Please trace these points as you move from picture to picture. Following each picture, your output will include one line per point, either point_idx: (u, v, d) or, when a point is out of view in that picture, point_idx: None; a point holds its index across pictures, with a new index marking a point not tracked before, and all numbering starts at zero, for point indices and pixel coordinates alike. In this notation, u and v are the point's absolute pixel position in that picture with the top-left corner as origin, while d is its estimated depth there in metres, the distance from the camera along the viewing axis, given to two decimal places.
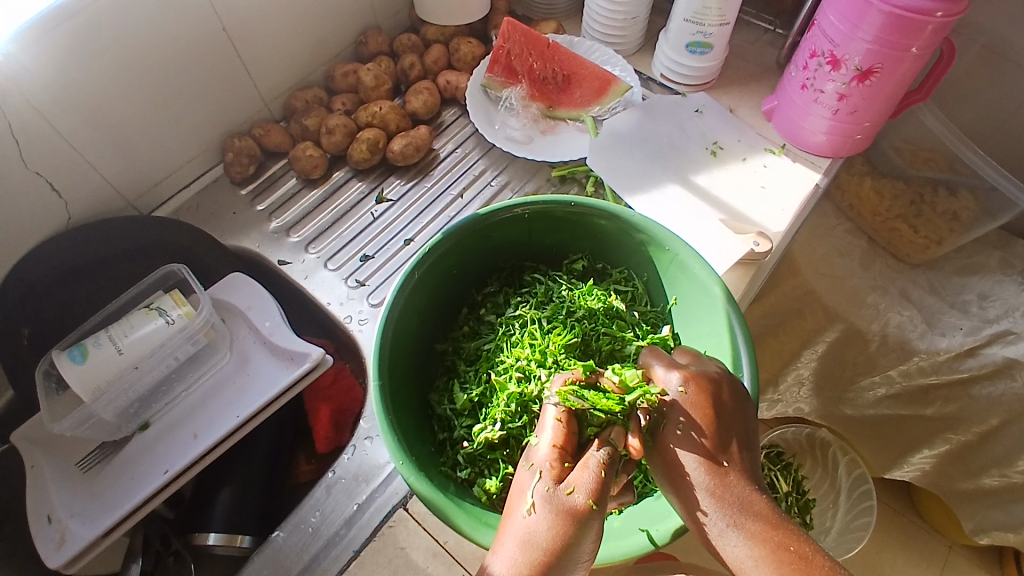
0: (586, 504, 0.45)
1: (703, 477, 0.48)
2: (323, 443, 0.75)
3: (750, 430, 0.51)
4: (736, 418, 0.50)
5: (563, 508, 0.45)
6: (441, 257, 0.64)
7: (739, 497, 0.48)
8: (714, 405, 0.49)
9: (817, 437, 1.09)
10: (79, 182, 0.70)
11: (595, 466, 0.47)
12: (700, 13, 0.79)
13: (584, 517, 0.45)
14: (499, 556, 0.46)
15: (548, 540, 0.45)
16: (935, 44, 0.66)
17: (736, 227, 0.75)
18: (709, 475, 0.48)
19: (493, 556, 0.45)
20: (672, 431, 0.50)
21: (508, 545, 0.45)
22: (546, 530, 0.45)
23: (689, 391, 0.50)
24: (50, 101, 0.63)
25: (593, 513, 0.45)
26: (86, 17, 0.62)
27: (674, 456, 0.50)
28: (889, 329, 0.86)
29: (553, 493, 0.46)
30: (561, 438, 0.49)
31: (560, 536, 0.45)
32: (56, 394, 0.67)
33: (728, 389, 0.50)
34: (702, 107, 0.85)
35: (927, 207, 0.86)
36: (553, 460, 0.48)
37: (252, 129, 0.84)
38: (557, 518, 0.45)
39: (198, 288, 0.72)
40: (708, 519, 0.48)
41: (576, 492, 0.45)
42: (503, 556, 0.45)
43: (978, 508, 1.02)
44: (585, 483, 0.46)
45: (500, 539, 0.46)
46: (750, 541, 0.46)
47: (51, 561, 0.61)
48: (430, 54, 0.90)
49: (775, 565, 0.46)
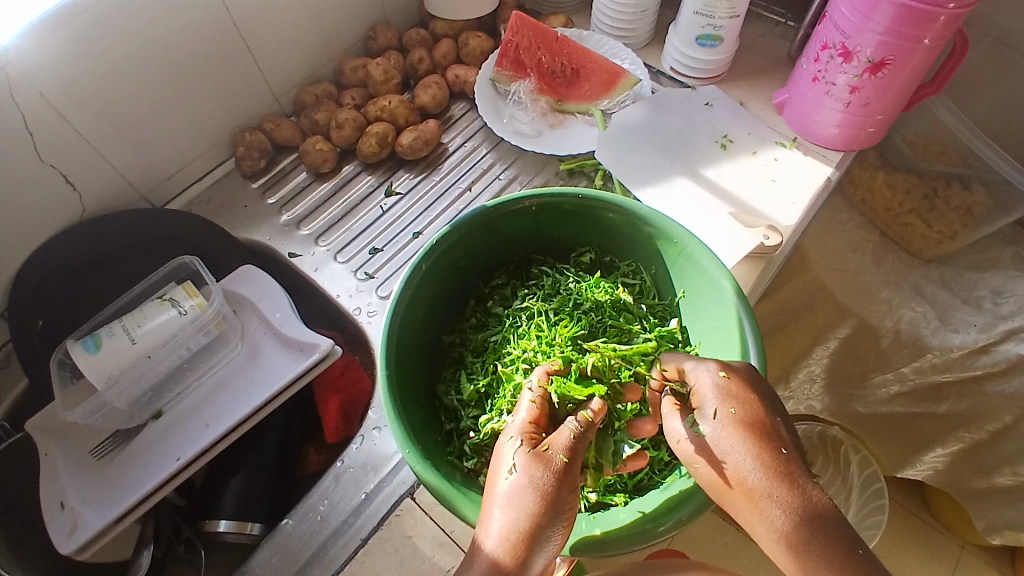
0: (562, 459, 0.47)
1: (765, 466, 0.45)
2: (332, 434, 0.75)
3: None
4: (776, 407, 0.49)
5: (540, 466, 0.46)
6: (449, 249, 0.64)
7: (806, 486, 0.44)
8: (755, 388, 0.48)
9: (829, 435, 1.12)
10: (92, 175, 0.72)
11: (570, 428, 0.49)
12: (709, 6, 0.79)
13: (562, 473, 0.46)
14: (493, 524, 0.45)
15: (531, 499, 0.45)
16: (948, 35, 0.65)
17: (746, 221, 0.74)
18: (766, 462, 0.45)
19: (485, 523, 0.45)
20: (720, 427, 0.47)
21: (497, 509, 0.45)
22: (529, 486, 0.45)
23: (729, 376, 0.49)
24: (64, 94, 0.64)
25: (568, 467, 0.47)
26: (98, 12, 0.63)
27: (727, 447, 0.46)
28: (902, 326, 0.85)
29: (532, 452, 0.47)
30: (534, 415, 0.51)
31: (542, 492, 0.45)
32: (71, 383, 0.68)
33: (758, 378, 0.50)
34: (713, 100, 0.85)
35: (940, 200, 0.85)
36: (529, 427, 0.50)
37: (263, 124, 0.85)
38: (536, 475, 0.46)
39: (210, 280, 0.72)
40: (779, 515, 0.43)
41: (552, 449, 0.47)
42: (495, 520, 0.45)
43: (991, 507, 1.01)
44: (559, 442, 0.48)
45: (489, 508, 0.46)
46: (827, 532, 0.42)
47: (63, 548, 0.63)
48: (439, 48, 0.90)
49: (856, 559, 0.41)
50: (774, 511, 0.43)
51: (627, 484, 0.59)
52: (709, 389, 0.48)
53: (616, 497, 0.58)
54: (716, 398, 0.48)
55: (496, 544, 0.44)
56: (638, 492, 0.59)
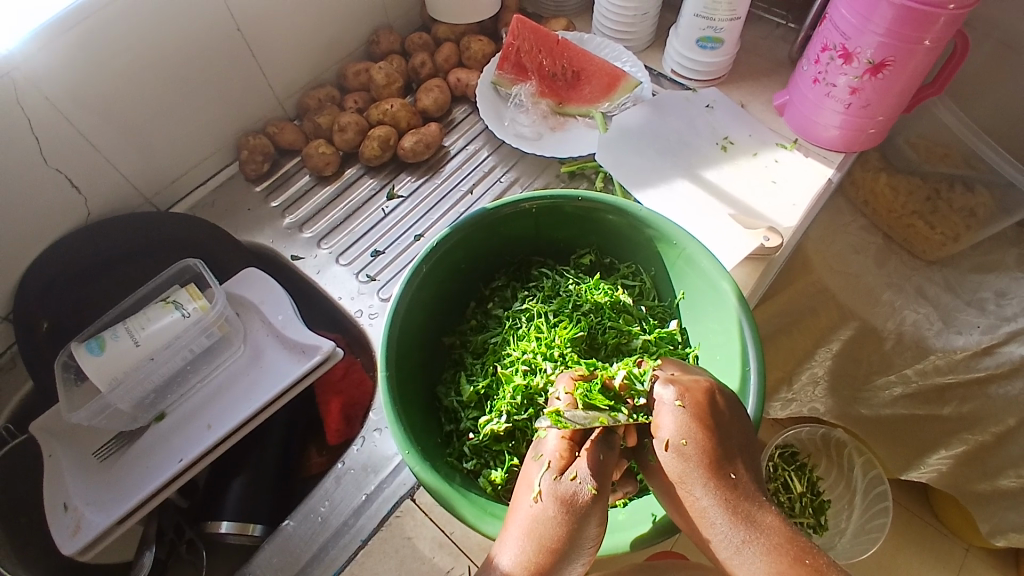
0: (589, 492, 0.47)
1: (714, 494, 0.49)
2: (333, 435, 0.76)
3: (747, 428, 0.51)
4: (732, 428, 0.50)
5: (568, 496, 0.47)
6: (449, 252, 0.64)
7: (750, 510, 0.48)
8: (710, 413, 0.49)
9: (832, 437, 1.06)
10: (97, 178, 0.72)
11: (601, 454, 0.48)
12: (710, 9, 0.79)
13: (587, 504, 0.47)
14: (508, 548, 0.47)
15: (553, 530, 0.46)
16: (948, 36, 0.65)
17: (746, 222, 0.74)
18: (715, 490, 0.49)
19: (500, 547, 0.47)
20: (676, 456, 0.50)
21: (516, 535, 0.47)
22: (553, 516, 0.47)
23: (685, 405, 0.50)
24: (70, 99, 0.65)
25: (594, 500, 0.47)
26: (104, 17, 0.64)
27: (678, 477, 0.49)
28: (905, 327, 0.86)
29: (561, 482, 0.47)
30: (569, 430, 0.50)
31: (566, 522, 0.46)
32: (75, 385, 0.69)
33: (721, 398, 0.50)
34: (713, 102, 0.85)
35: (943, 203, 0.84)
36: (562, 449, 0.49)
37: (267, 127, 0.85)
38: (561, 508, 0.47)
39: (213, 282, 0.73)
40: (723, 537, 0.48)
41: (580, 478, 0.47)
42: (511, 546, 0.46)
43: (997, 511, 1.00)
44: (587, 470, 0.48)
45: (508, 530, 0.48)
46: (765, 555, 0.46)
47: (66, 548, 0.63)
48: (441, 52, 0.91)
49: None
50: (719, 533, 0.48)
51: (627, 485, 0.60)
52: (670, 417, 0.50)
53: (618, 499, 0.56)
54: (675, 427, 0.50)
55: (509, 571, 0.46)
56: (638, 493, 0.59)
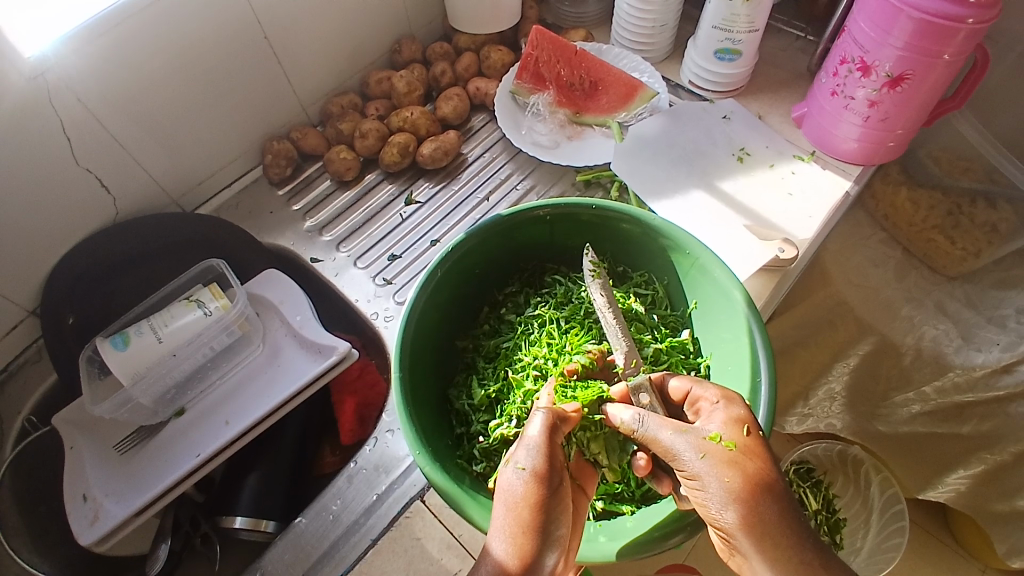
0: (524, 472, 0.48)
1: (769, 458, 0.48)
2: (347, 435, 0.77)
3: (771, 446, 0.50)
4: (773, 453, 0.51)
5: (516, 477, 0.48)
6: (465, 256, 0.65)
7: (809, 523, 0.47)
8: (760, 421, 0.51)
9: (849, 454, 1.04)
10: (126, 178, 0.75)
11: (539, 429, 0.51)
12: (728, 20, 0.80)
13: (529, 486, 0.48)
14: (499, 537, 0.47)
15: (524, 508, 0.47)
16: (968, 50, 0.65)
17: (761, 233, 0.75)
18: (769, 456, 0.48)
19: (492, 535, 0.47)
20: (744, 429, 0.49)
21: (498, 524, 0.47)
22: (517, 491, 0.48)
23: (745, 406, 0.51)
24: (100, 101, 0.68)
25: (528, 479, 0.48)
26: (133, 25, 0.66)
27: (756, 471, 0.47)
28: (924, 342, 0.84)
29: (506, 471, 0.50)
30: None
31: (528, 498, 0.47)
32: (99, 379, 0.72)
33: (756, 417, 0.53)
34: (730, 113, 0.86)
35: (966, 218, 0.83)
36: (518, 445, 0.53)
37: (291, 133, 0.87)
38: (509, 492, 0.48)
39: (235, 282, 0.75)
40: (780, 505, 0.46)
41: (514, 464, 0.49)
42: (499, 536, 0.46)
43: (1014, 531, 0.98)
44: (522, 454, 0.50)
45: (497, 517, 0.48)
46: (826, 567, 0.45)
47: (85, 537, 0.65)
48: (461, 61, 0.92)
49: None
50: (780, 498, 0.47)
51: (634, 492, 0.59)
52: (711, 388, 0.53)
53: (625, 506, 0.59)
54: (721, 396, 0.51)
55: (502, 560, 0.45)
56: (645, 501, 0.59)
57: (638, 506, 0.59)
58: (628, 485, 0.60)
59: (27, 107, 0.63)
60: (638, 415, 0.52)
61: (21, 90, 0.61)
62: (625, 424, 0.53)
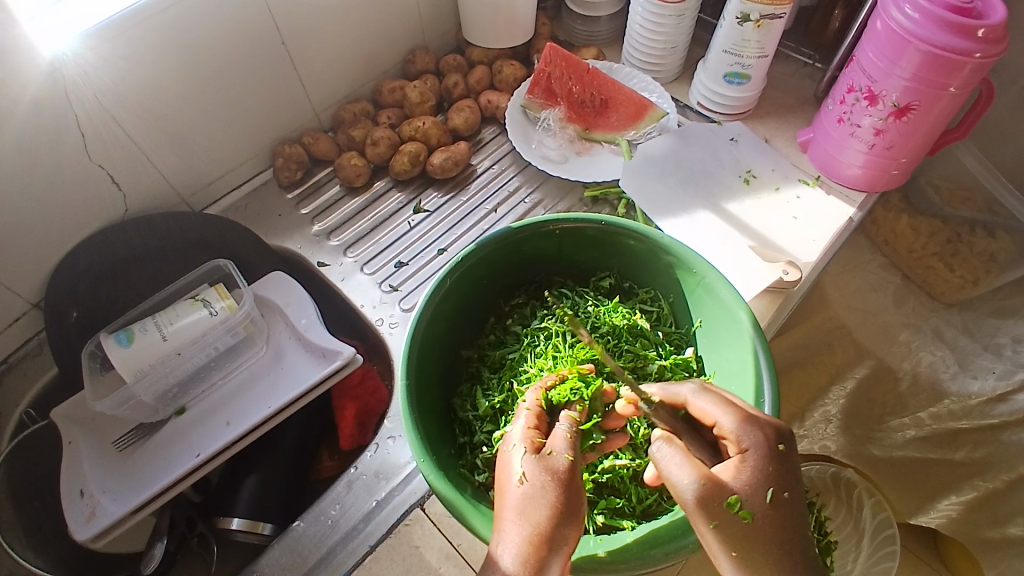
0: (567, 461, 0.49)
1: (784, 521, 0.47)
2: (346, 441, 0.77)
3: (791, 508, 0.48)
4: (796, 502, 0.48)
5: (552, 465, 0.49)
6: (472, 267, 0.66)
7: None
8: (780, 475, 0.48)
9: (843, 476, 1.02)
10: (139, 177, 0.75)
11: (563, 431, 0.52)
12: (739, 45, 0.81)
13: (567, 472, 0.49)
14: (508, 542, 0.46)
15: (544, 500, 0.47)
16: (973, 83, 0.66)
17: (765, 254, 0.75)
18: (783, 522, 0.47)
19: (501, 543, 0.46)
20: (758, 498, 0.47)
21: (514, 525, 0.47)
22: (541, 489, 0.48)
23: (775, 454, 0.49)
24: (116, 99, 0.68)
25: (574, 466, 0.49)
26: (154, 24, 0.67)
27: (758, 541, 0.46)
28: (920, 368, 0.86)
29: (538, 459, 0.50)
30: (534, 421, 0.55)
31: (552, 494, 0.48)
32: (100, 374, 0.71)
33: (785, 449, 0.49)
34: (737, 136, 0.87)
35: (964, 246, 0.83)
36: (528, 435, 0.53)
37: (302, 137, 0.88)
38: (546, 478, 0.48)
39: (241, 283, 0.75)
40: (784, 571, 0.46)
41: (557, 451, 0.50)
42: (512, 538, 0.46)
43: (1004, 560, 0.97)
44: (563, 442, 0.51)
45: (504, 520, 0.47)
46: None
47: (80, 534, 0.65)
48: (474, 74, 0.94)
49: None
50: (796, 560, 0.47)
51: (635, 508, 0.60)
52: (744, 431, 0.49)
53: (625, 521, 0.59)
54: (756, 449, 0.48)
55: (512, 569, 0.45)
56: (646, 517, 0.60)
57: (639, 522, 0.59)
58: (630, 500, 0.60)
59: (44, 102, 0.63)
60: (662, 451, 0.49)
61: (41, 84, 0.62)
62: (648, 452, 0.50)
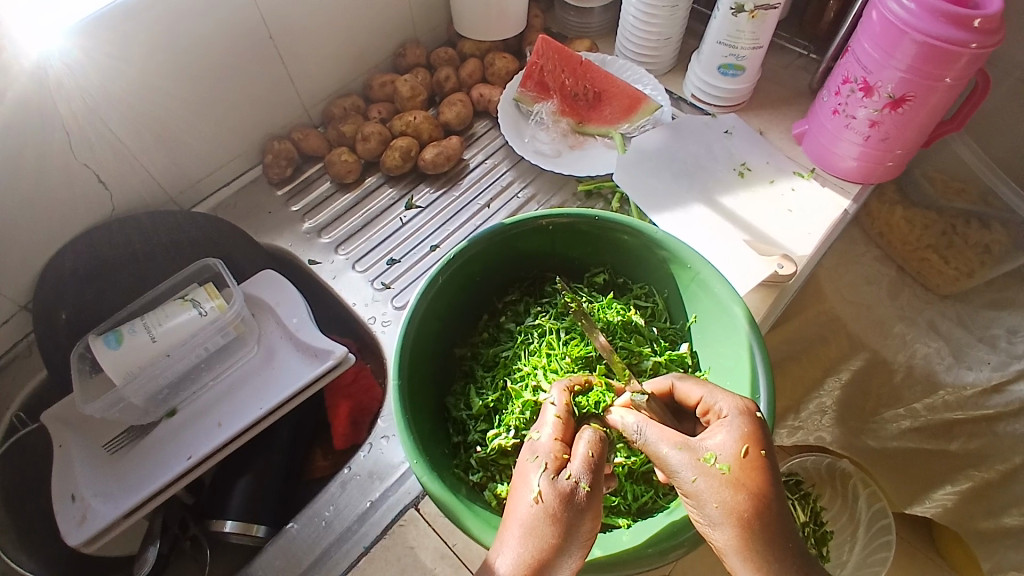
0: (583, 490, 0.47)
1: (767, 480, 0.45)
2: (340, 440, 0.77)
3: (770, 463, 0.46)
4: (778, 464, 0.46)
5: (564, 493, 0.47)
6: (465, 264, 0.65)
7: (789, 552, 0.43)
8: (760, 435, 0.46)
9: (838, 468, 1.05)
10: (126, 176, 0.74)
11: (586, 448, 0.49)
12: (733, 37, 0.80)
13: (583, 502, 0.47)
14: (507, 550, 0.46)
15: (552, 526, 0.46)
16: (969, 75, 0.65)
17: (761, 248, 0.75)
18: (767, 480, 0.45)
19: (500, 550, 0.46)
20: (738, 450, 0.45)
21: (513, 535, 0.46)
22: (553, 518, 0.46)
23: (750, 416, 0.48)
24: (101, 97, 0.67)
25: (588, 497, 0.47)
26: (138, 20, 0.65)
27: (740, 498, 0.44)
28: (916, 360, 0.85)
29: (554, 481, 0.47)
30: (561, 433, 0.52)
31: (561, 524, 0.46)
32: (89, 376, 0.70)
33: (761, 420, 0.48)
34: (731, 128, 0.86)
35: (959, 238, 0.83)
36: (553, 450, 0.50)
37: (292, 133, 0.87)
38: (560, 508, 0.46)
39: (231, 282, 0.74)
40: (776, 533, 0.43)
41: (573, 475, 0.47)
42: (509, 551, 0.45)
43: (998, 550, 0.98)
44: (581, 466, 0.48)
45: (508, 530, 0.47)
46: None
47: (72, 538, 0.64)
48: (466, 67, 0.92)
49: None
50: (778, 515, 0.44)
51: (631, 506, 0.59)
52: (719, 400, 0.50)
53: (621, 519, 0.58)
54: (732, 412, 0.48)
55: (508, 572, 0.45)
56: (642, 515, 0.59)
57: (634, 519, 0.58)
58: (625, 498, 0.60)
59: (28, 102, 0.62)
60: (639, 424, 0.50)
61: (25, 84, 0.61)
62: (627, 429, 0.51)
